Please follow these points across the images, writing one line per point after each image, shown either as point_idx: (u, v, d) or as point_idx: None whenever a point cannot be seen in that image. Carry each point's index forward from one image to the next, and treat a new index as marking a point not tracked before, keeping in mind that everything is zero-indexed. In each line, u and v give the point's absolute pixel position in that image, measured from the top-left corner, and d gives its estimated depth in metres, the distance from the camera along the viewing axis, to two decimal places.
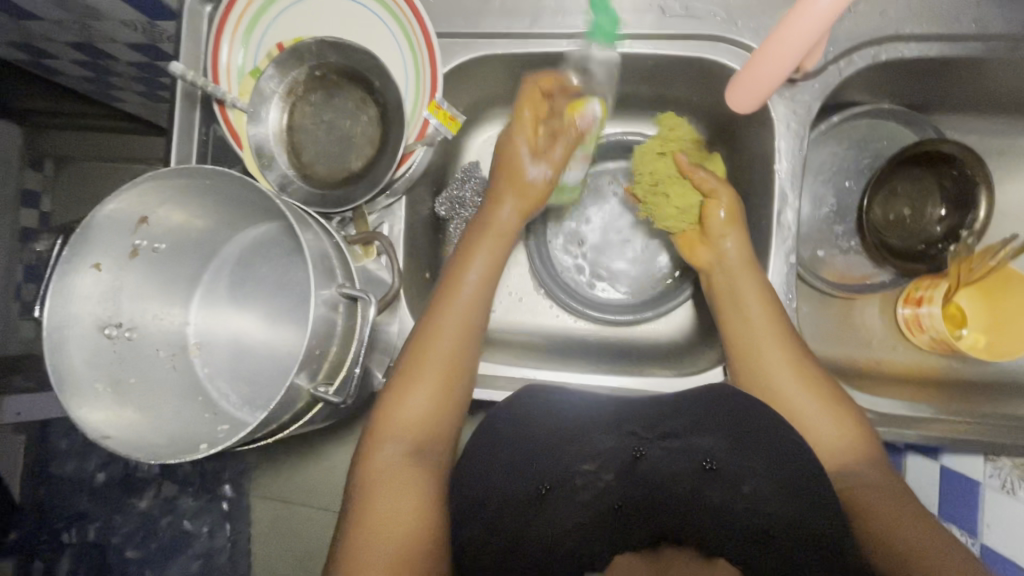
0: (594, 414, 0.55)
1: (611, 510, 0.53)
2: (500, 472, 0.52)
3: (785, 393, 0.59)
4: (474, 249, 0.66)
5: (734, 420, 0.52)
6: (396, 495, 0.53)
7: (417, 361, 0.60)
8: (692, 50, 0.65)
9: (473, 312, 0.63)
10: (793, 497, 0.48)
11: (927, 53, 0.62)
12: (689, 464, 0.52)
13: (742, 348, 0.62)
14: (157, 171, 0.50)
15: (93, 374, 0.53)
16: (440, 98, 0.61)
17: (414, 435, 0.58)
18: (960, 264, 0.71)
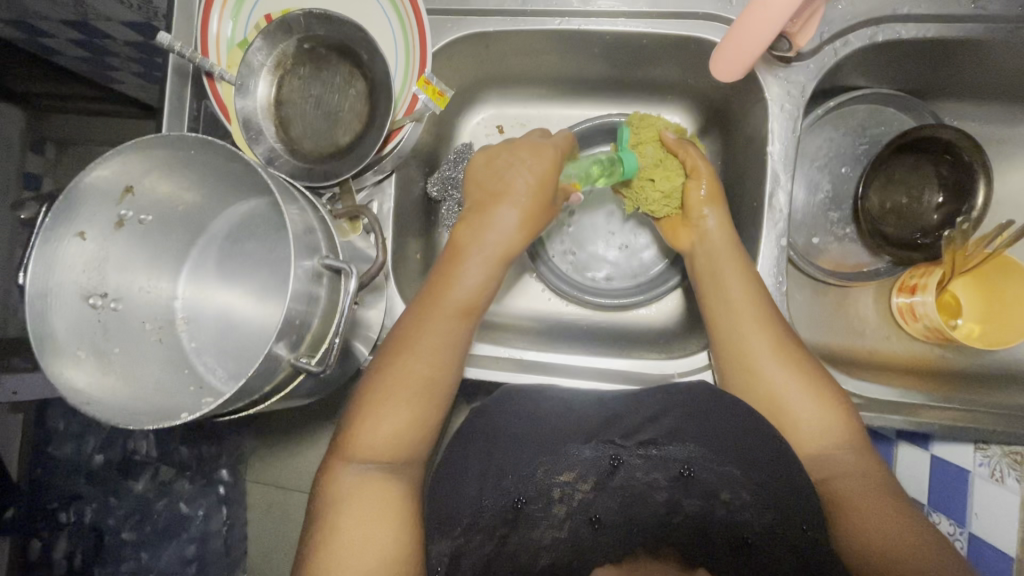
0: (567, 425, 0.56)
1: (587, 522, 0.54)
2: (474, 484, 0.53)
3: (774, 393, 0.58)
4: (460, 258, 0.62)
5: (709, 433, 0.53)
6: (364, 518, 0.52)
7: (390, 380, 0.57)
8: (687, 29, 0.65)
9: (455, 324, 0.60)
10: (770, 506, 0.50)
11: (926, 34, 0.61)
12: (668, 474, 0.53)
13: (730, 344, 0.60)
14: (140, 138, 0.49)
15: (76, 342, 0.53)
16: (429, 73, 0.60)
17: (386, 457, 0.55)
18: (955, 252, 0.68)
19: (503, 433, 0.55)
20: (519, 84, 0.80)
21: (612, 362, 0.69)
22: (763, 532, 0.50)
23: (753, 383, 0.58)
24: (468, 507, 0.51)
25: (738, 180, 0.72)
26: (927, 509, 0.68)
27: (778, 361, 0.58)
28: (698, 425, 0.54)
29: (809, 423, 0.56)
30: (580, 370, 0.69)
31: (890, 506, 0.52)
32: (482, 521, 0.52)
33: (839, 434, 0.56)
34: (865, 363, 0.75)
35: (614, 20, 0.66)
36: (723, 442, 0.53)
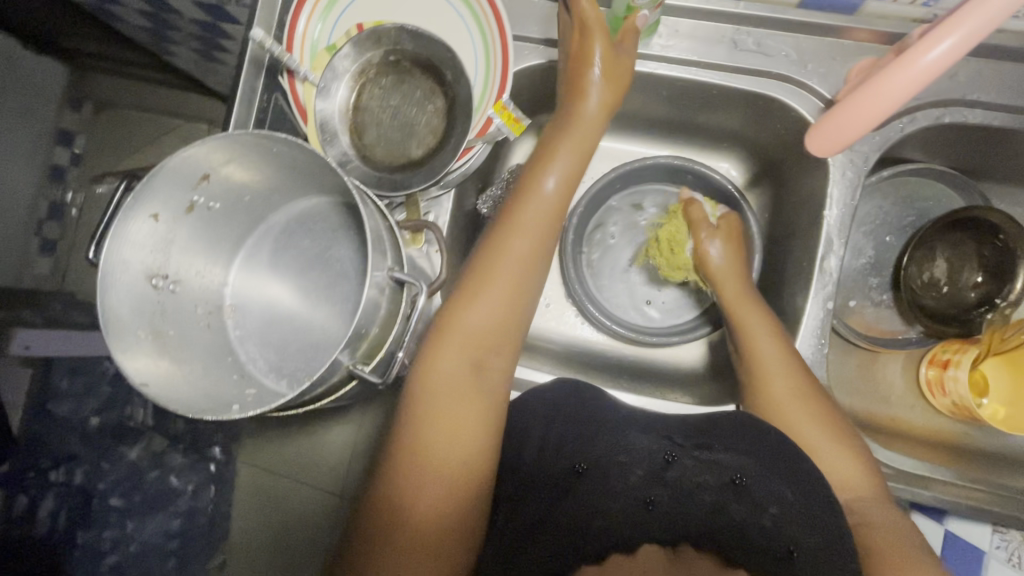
0: (634, 423, 0.61)
1: (641, 503, 0.53)
2: (539, 449, 0.60)
3: (800, 413, 0.60)
4: (556, 151, 0.62)
5: (754, 441, 0.57)
6: (446, 439, 0.52)
7: (485, 267, 0.57)
8: (757, 86, 0.66)
9: (550, 220, 0.60)
10: (809, 524, 0.52)
11: (992, 121, 0.62)
12: (718, 478, 0.54)
13: (754, 373, 0.63)
14: (231, 133, 0.50)
15: (137, 321, 0.53)
16: (507, 99, 0.62)
17: (476, 346, 0.55)
18: (994, 332, 0.71)
19: (560, 428, 0.60)
20: None
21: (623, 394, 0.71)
22: (808, 548, 0.50)
23: (777, 409, 0.61)
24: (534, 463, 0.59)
25: (788, 235, 0.73)
26: None
27: (808, 383, 0.61)
28: (743, 436, 0.58)
29: (829, 449, 0.59)
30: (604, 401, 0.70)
31: (911, 538, 0.53)
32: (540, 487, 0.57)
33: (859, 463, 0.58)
34: (886, 429, 0.76)
35: (688, 68, 0.67)
36: (771, 461, 0.56)
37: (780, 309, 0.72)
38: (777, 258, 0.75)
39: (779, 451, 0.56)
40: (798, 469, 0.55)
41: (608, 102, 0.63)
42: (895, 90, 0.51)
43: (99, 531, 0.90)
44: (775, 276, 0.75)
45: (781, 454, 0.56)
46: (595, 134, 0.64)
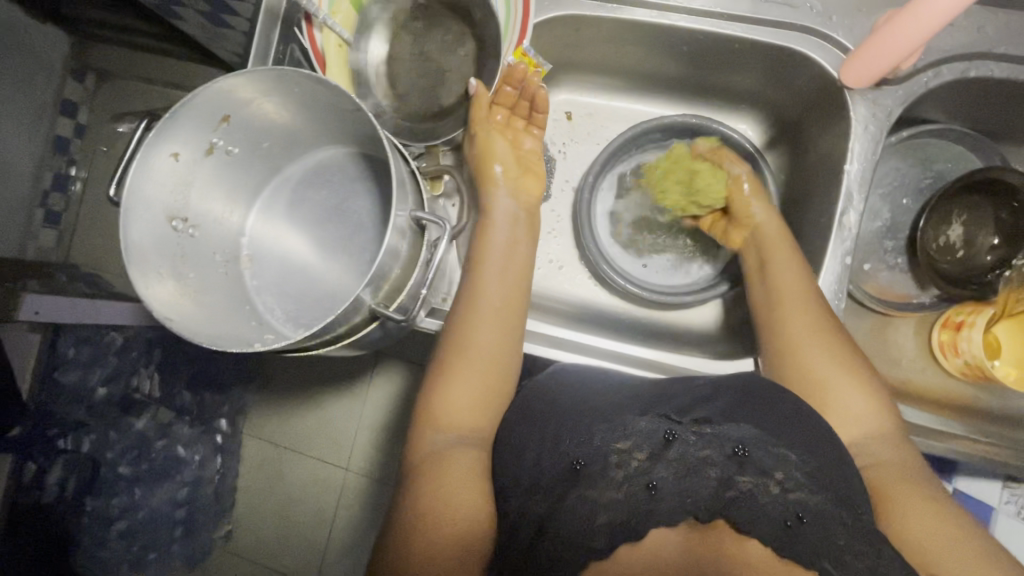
0: (626, 402, 0.53)
1: (643, 490, 0.44)
2: (535, 446, 0.52)
3: (816, 367, 0.58)
4: (485, 245, 0.63)
5: (757, 406, 0.51)
6: (457, 476, 0.52)
7: (454, 358, 0.58)
8: (781, 39, 0.66)
9: (513, 295, 0.61)
10: (824, 489, 0.45)
11: (1018, 75, 0.62)
12: (722, 452, 0.46)
13: (782, 346, 0.61)
14: (256, 70, 0.50)
15: (158, 261, 0.53)
16: (528, 46, 0.63)
17: (458, 429, 0.56)
18: (1009, 294, 0.71)
19: (558, 403, 0.56)
20: (601, 73, 0.80)
21: (636, 350, 0.68)
22: (817, 510, 0.44)
23: (808, 380, 0.58)
24: (530, 469, 0.51)
25: (805, 194, 0.73)
26: None
27: (832, 330, 0.60)
28: (758, 407, 0.51)
29: (848, 399, 0.57)
30: (610, 356, 0.67)
31: (934, 498, 0.50)
32: (534, 489, 0.49)
33: (880, 412, 0.56)
34: (896, 390, 0.76)
35: (710, 20, 0.67)
36: (775, 427, 0.49)
37: None
38: (793, 219, 0.75)
39: (794, 417, 0.51)
40: (809, 431, 0.50)
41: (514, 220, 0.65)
42: (915, 24, 0.55)
43: (107, 500, 0.91)
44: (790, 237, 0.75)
45: (790, 416, 0.51)
46: (522, 237, 0.65)
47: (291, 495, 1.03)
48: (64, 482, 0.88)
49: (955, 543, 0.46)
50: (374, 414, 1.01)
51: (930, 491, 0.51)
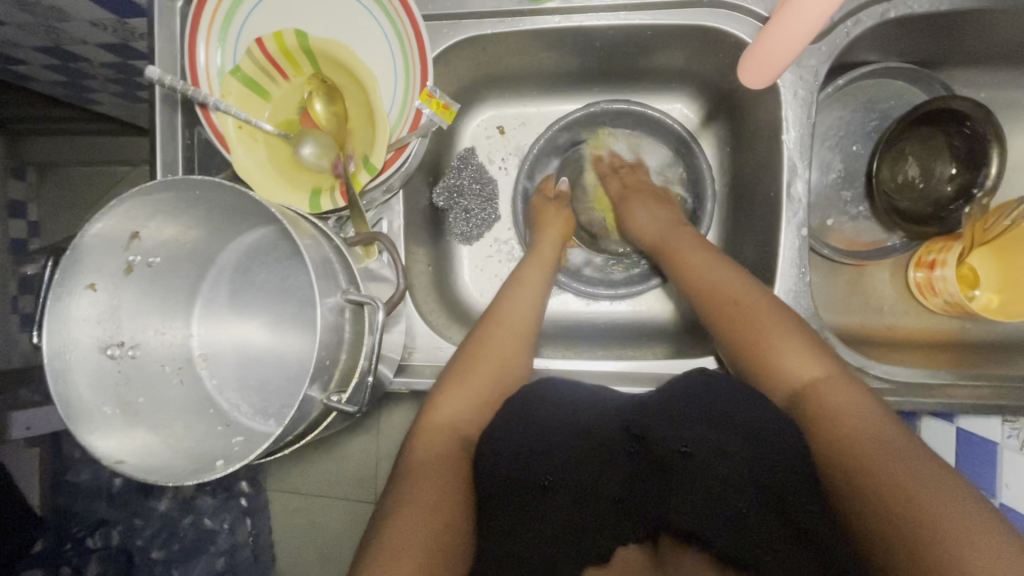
0: (596, 409, 0.60)
1: (610, 506, 0.55)
2: (509, 456, 0.56)
3: (770, 345, 0.58)
4: (524, 278, 0.70)
5: (708, 405, 0.55)
6: (440, 483, 0.55)
7: (466, 361, 0.64)
8: (691, 18, 0.63)
9: (525, 317, 0.67)
10: (756, 466, 0.51)
11: (939, 7, 0.60)
12: (666, 452, 0.53)
13: (748, 343, 0.60)
14: (144, 187, 0.48)
15: (100, 398, 0.52)
16: (431, 86, 0.59)
17: (452, 431, 0.60)
18: (975, 225, 0.69)
19: (536, 412, 0.60)
20: (523, 82, 0.77)
21: (604, 363, 0.68)
22: (751, 509, 0.49)
23: (760, 360, 0.59)
24: (502, 471, 0.55)
25: (753, 164, 0.71)
26: None
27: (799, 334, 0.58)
28: (696, 398, 0.56)
29: (799, 364, 0.57)
30: (589, 375, 0.67)
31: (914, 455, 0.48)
32: (505, 497, 0.54)
33: (828, 371, 0.56)
34: (884, 341, 0.74)
35: (615, 13, 0.64)
36: (724, 415, 0.54)
37: (757, 242, 0.70)
38: (745, 192, 0.73)
39: (741, 404, 0.55)
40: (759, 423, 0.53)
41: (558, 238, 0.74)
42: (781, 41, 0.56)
43: None
44: (747, 211, 0.73)
45: (735, 408, 0.55)
46: (549, 266, 0.72)
47: (333, 537, 0.99)
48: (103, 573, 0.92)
49: (928, 495, 0.45)
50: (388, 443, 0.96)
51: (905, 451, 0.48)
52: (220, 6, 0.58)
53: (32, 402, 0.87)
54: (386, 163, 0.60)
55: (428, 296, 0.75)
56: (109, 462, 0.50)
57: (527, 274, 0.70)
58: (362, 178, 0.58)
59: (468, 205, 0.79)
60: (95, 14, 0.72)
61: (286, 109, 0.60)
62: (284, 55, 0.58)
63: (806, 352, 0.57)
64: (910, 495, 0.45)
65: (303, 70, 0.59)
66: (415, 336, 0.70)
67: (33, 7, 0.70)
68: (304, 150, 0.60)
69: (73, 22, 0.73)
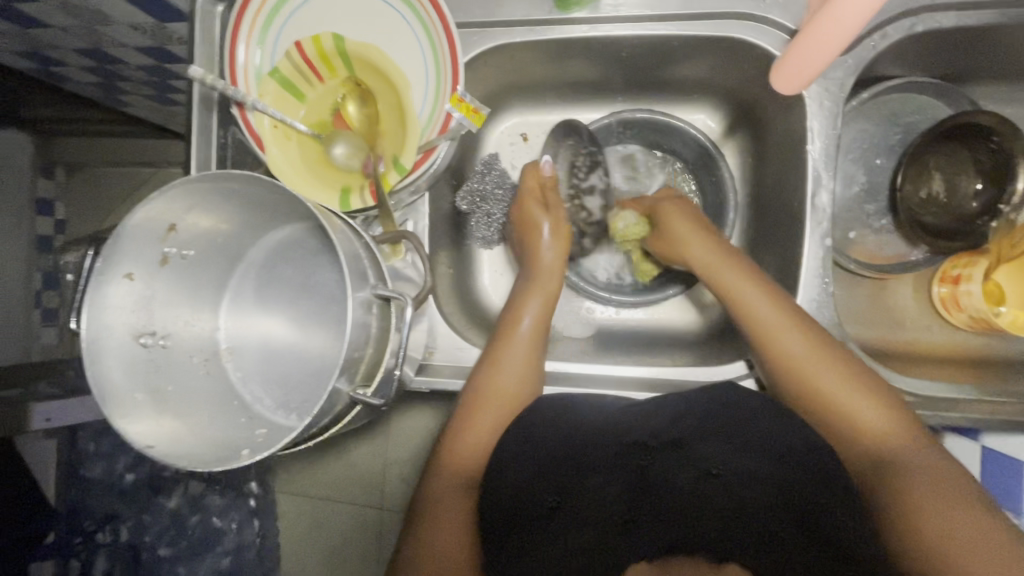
0: (603, 424, 0.60)
1: (618, 526, 0.53)
2: (528, 471, 0.57)
3: (818, 373, 0.58)
4: (527, 297, 0.70)
5: (732, 429, 0.57)
6: (448, 521, 0.57)
7: (480, 391, 0.64)
8: (718, 30, 0.64)
9: (535, 343, 0.67)
10: (778, 492, 0.53)
11: (967, 22, 0.60)
12: (694, 473, 0.56)
13: (798, 373, 0.59)
14: (186, 178, 0.49)
15: (131, 384, 0.53)
16: (462, 91, 0.60)
17: (472, 463, 0.62)
18: (1003, 241, 0.69)
19: (553, 425, 0.60)
20: (547, 91, 0.79)
21: (631, 368, 0.67)
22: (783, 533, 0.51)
23: (810, 384, 0.58)
24: (510, 488, 0.56)
25: (777, 175, 0.71)
26: None
27: (839, 355, 0.58)
28: (714, 415, 0.58)
29: (862, 403, 0.56)
30: (605, 378, 0.66)
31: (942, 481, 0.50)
32: (513, 527, 0.54)
33: (888, 405, 0.56)
34: (905, 356, 0.74)
35: (643, 24, 0.65)
36: (745, 437, 0.56)
37: (779, 253, 0.70)
38: (767, 202, 0.73)
39: (756, 424, 0.57)
40: (783, 447, 0.54)
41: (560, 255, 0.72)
42: (810, 56, 0.57)
43: None
44: (769, 221, 0.73)
45: (755, 429, 0.57)
46: (552, 276, 0.71)
47: (338, 539, 1.00)
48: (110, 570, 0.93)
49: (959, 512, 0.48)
50: (402, 448, 0.97)
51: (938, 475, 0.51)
52: (260, 10, 0.60)
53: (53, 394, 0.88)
54: (415, 164, 0.61)
55: (449, 300, 0.76)
56: (139, 446, 0.51)
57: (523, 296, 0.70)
58: (391, 179, 0.59)
59: (491, 210, 0.80)
60: (136, 16, 0.74)
61: (319, 110, 0.62)
62: (321, 58, 0.60)
63: (866, 391, 0.56)
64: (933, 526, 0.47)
65: (338, 72, 0.61)
66: (435, 336, 0.71)
67: (79, 9, 0.73)
68: (336, 150, 0.62)
69: (115, 25, 0.76)
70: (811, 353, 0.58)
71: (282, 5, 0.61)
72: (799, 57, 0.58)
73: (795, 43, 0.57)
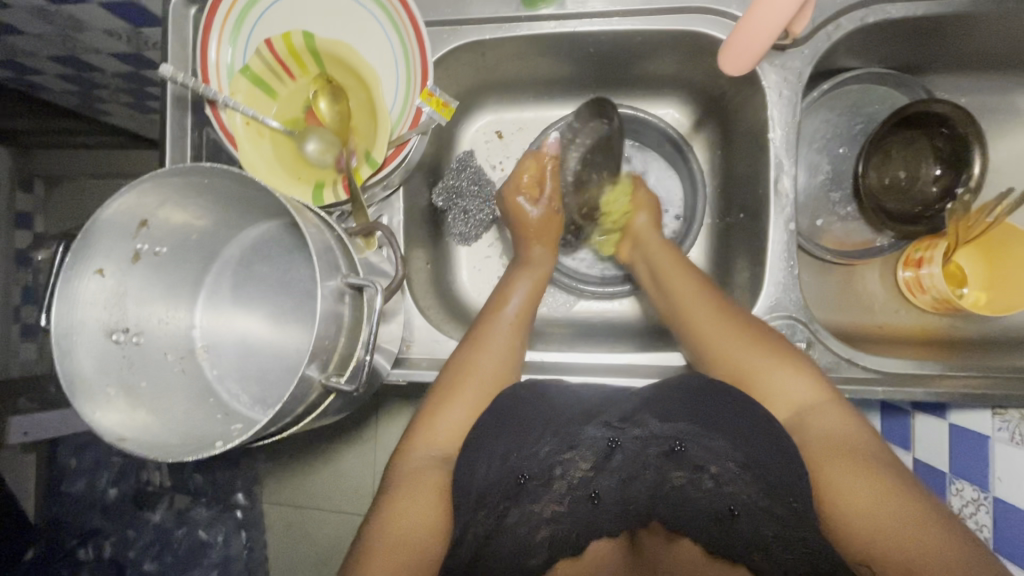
0: (573, 408, 0.60)
1: (586, 499, 0.57)
2: (494, 462, 0.56)
3: (741, 358, 0.59)
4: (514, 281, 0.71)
5: (699, 406, 0.56)
6: (419, 507, 0.55)
7: (460, 375, 0.63)
8: (680, 24, 0.66)
9: (516, 333, 0.67)
10: (757, 477, 0.52)
11: (915, 12, 0.63)
12: (660, 451, 0.57)
13: (718, 352, 0.61)
14: (156, 171, 0.50)
15: (104, 379, 0.53)
16: (432, 85, 0.61)
17: (447, 445, 0.60)
18: (959, 223, 0.70)
19: (535, 411, 0.60)
20: (519, 88, 0.80)
21: (614, 356, 0.68)
22: (749, 502, 0.52)
23: (720, 356, 0.61)
24: (480, 480, 0.55)
25: (744, 164, 0.73)
26: (950, 477, 0.69)
27: (731, 316, 0.62)
28: (716, 389, 0.57)
29: (786, 384, 0.57)
30: (583, 367, 0.68)
31: (881, 467, 0.51)
32: (476, 503, 0.54)
33: (817, 396, 0.56)
34: (874, 339, 0.75)
35: (608, 19, 0.67)
36: (714, 416, 0.56)
37: (747, 241, 0.72)
38: (736, 192, 0.75)
39: (736, 397, 0.56)
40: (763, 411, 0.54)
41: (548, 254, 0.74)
42: (752, 41, 0.59)
43: None
44: (737, 210, 0.75)
45: (731, 399, 0.56)
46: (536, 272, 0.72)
47: (324, 551, 0.98)
48: None
49: (917, 528, 0.46)
50: (384, 453, 0.96)
51: (874, 463, 0.51)
52: (230, 9, 0.61)
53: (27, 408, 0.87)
54: (388, 158, 0.62)
55: (428, 296, 0.76)
56: (112, 439, 0.50)
57: (510, 287, 0.70)
58: (364, 173, 0.61)
59: (467, 206, 0.81)
60: (110, 21, 0.75)
61: (292, 107, 0.63)
62: (291, 54, 0.60)
63: (783, 365, 0.58)
64: (873, 515, 0.48)
65: (309, 69, 0.62)
66: (413, 329, 0.71)
67: (52, 14, 0.73)
68: (308, 147, 0.62)
69: (89, 30, 0.76)
70: (711, 314, 0.63)
71: (252, 4, 0.61)
72: (742, 40, 0.60)
73: (738, 29, 0.60)
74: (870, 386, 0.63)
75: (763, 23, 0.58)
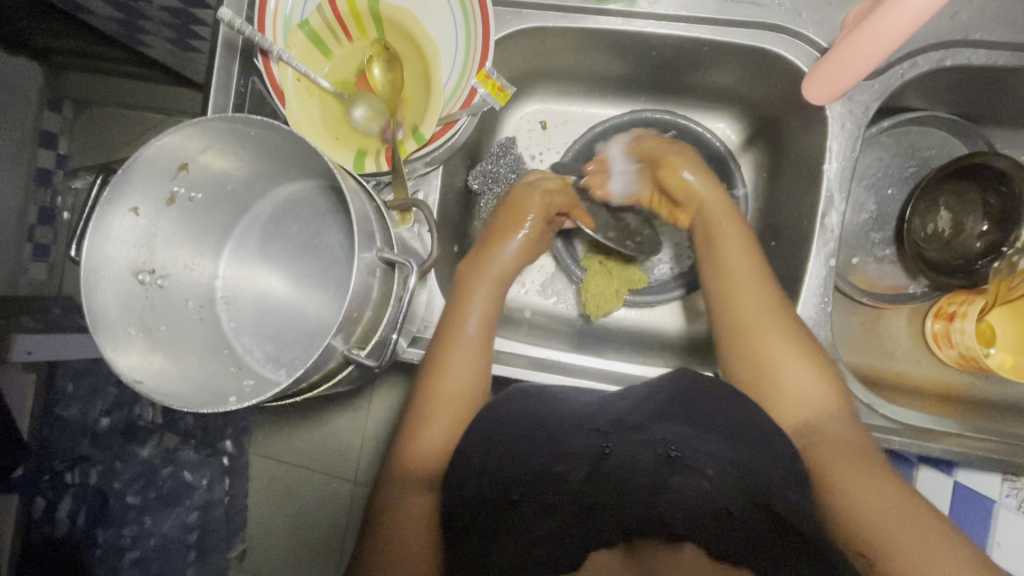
0: (584, 416, 0.58)
1: (579, 509, 0.54)
2: (485, 476, 0.56)
3: (756, 339, 0.60)
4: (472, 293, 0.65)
5: (693, 413, 0.56)
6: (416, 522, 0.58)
7: (426, 394, 0.61)
8: (753, 39, 0.64)
9: (483, 343, 0.63)
10: (741, 487, 0.52)
11: (995, 61, 0.61)
12: (654, 456, 0.54)
13: (744, 325, 0.61)
14: (206, 117, 0.49)
15: (126, 318, 0.53)
16: (490, 67, 0.60)
17: (430, 468, 0.59)
18: (1000, 282, 0.68)
19: (547, 414, 0.59)
20: (572, 81, 0.79)
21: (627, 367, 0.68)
22: (739, 504, 0.52)
23: (742, 330, 0.61)
24: (474, 486, 0.56)
25: (790, 190, 0.71)
26: None
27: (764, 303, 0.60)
28: (716, 404, 0.57)
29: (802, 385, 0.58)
30: (598, 373, 0.68)
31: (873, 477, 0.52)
32: (478, 518, 0.55)
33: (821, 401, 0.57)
34: (891, 385, 0.74)
35: (677, 24, 0.65)
36: (704, 423, 0.56)
37: (781, 269, 0.71)
38: (777, 219, 0.74)
39: (731, 417, 0.56)
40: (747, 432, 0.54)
41: (521, 260, 0.69)
42: (842, 74, 0.58)
43: (118, 529, 0.91)
44: (775, 236, 0.73)
45: (725, 419, 0.56)
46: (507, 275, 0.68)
47: (303, 511, 0.98)
48: (76, 512, 0.90)
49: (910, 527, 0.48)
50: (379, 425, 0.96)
51: (872, 466, 0.52)
52: None
53: (32, 327, 0.85)
54: (435, 135, 0.61)
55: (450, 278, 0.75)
56: (129, 380, 0.50)
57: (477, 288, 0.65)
58: (409, 147, 0.60)
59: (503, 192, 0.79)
60: None
61: (345, 68, 0.62)
62: (352, 16, 0.59)
63: (801, 366, 0.58)
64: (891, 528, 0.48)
65: (368, 34, 0.61)
66: (433, 310, 0.70)
67: None
68: (356, 113, 0.61)
69: None
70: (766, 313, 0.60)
71: None
72: (831, 72, 0.58)
73: (829, 58, 0.58)
74: (885, 433, 0.63)
75: (856, 57, 0.56)
